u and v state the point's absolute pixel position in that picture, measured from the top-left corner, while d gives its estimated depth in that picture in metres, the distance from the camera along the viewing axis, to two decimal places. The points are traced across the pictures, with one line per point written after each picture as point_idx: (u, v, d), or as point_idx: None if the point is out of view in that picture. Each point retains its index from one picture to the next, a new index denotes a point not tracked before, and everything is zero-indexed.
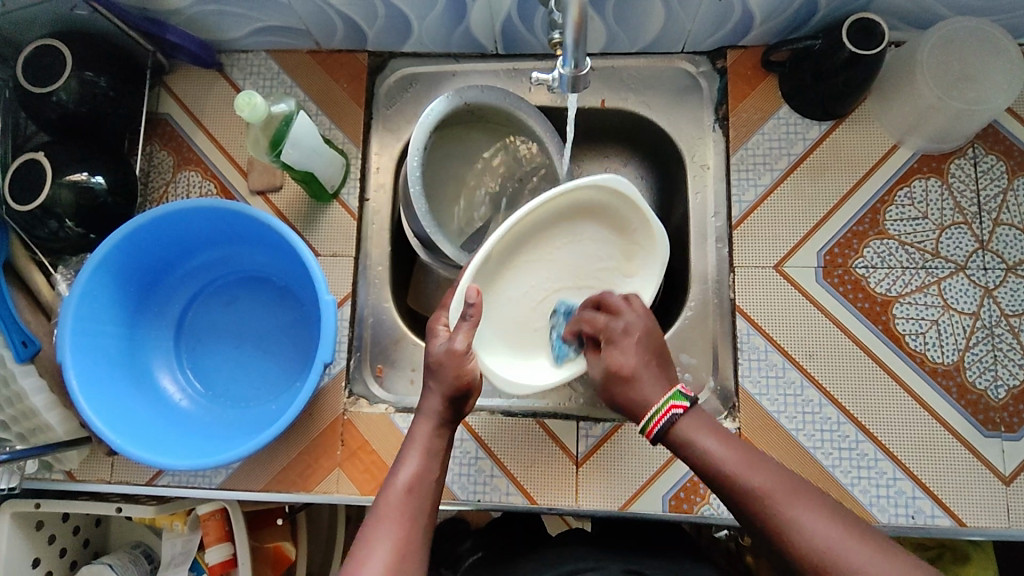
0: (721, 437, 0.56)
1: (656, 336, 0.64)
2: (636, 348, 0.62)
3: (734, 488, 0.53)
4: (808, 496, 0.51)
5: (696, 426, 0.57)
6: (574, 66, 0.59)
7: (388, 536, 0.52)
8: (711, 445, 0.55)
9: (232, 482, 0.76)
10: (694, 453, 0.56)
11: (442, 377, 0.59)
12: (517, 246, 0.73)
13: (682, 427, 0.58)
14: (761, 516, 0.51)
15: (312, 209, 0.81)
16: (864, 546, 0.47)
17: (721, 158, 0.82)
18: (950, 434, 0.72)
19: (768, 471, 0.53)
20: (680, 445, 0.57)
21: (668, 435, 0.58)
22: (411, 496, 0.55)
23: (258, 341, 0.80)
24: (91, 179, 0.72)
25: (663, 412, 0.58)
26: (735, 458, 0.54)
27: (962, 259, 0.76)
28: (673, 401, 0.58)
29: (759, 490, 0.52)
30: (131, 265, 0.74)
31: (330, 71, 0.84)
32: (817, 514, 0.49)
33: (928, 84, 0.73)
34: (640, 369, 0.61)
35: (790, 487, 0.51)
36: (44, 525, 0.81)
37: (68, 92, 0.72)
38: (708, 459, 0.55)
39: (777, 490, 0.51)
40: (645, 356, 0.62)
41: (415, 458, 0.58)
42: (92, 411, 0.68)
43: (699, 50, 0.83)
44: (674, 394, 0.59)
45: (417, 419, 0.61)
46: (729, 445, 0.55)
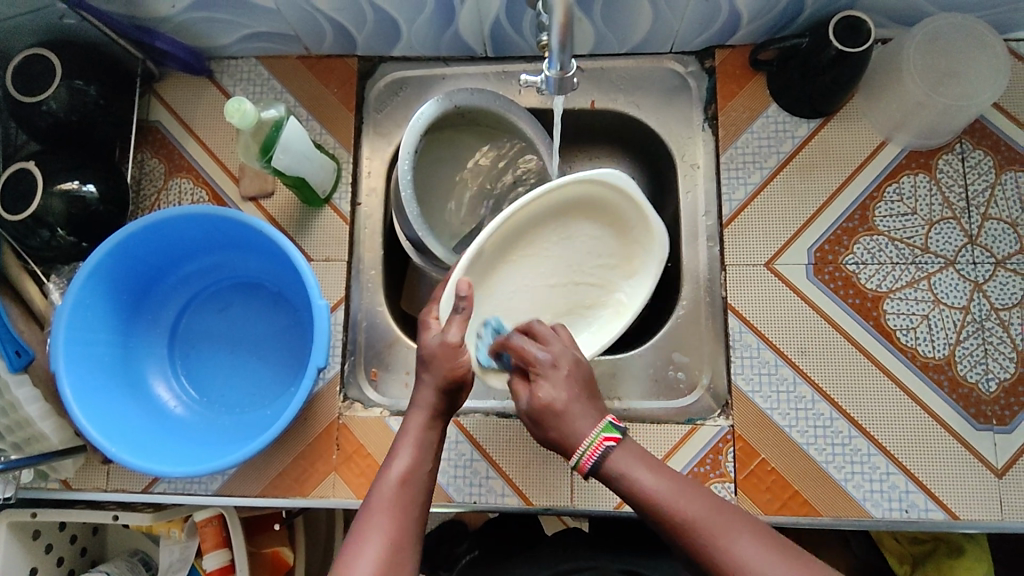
0: (652, 468, 0.54)
1: (586, 372, 0.59)
2: (566, 381, 0.57)
3: (666, 522, 0.51)
4: (741, 528, 0.50)
5: (627, 457, 0.54)
6: (561, 67, 0.59)
7: (381, 527, 0.52)
8: (643, 477, 0.53)
9: (229, 487, 0.76)
10: (624, 484, 0.54)
11: (434, 368, 0.60)
12: (513, 243, 0.73)
13: (612, 461, 0.54)
14: (694, 548, 0.50)
15: (304, 214, 0.81)
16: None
17: (712, 157, 0.83)
18: (943, 428, 0.73)
19: (701, 502, 0.51)
20: (611, 477, 0.55)
21: (600, 469, 0.55)
22: (405, 487, 0.55)
23: (253, 347, 0.80)
24: (82, 188, 0.72)
25: (594, 446, 0.54)
26: (668, 490, 0.52)
27: (952, 253, 0.76)
28: (604, 435, 0.55)
29: (692, 525, 0.50)
30: (125, 272, 0.74)
31: (320, 77, 0.84)
32: (753, 549, 0.48)
33: (914, 81, 0.73)
34: (570, 404, 0.56)
35: (725, 520, 0.50)
36: (41, 535, 0.81)
37: (57, 101, 0.72)
38: (640, 493, 0.53)
39: (710, 523, 0.50)
40: (576, 389, 0.57)
41: (408, 450, 0.58)
42: (87, 419, 0.68)
43: (687, 50, 0.84)
44: (604, 426, 0.55)
45: (410, 410, 0.61)
46: (661, 476, 0.53)
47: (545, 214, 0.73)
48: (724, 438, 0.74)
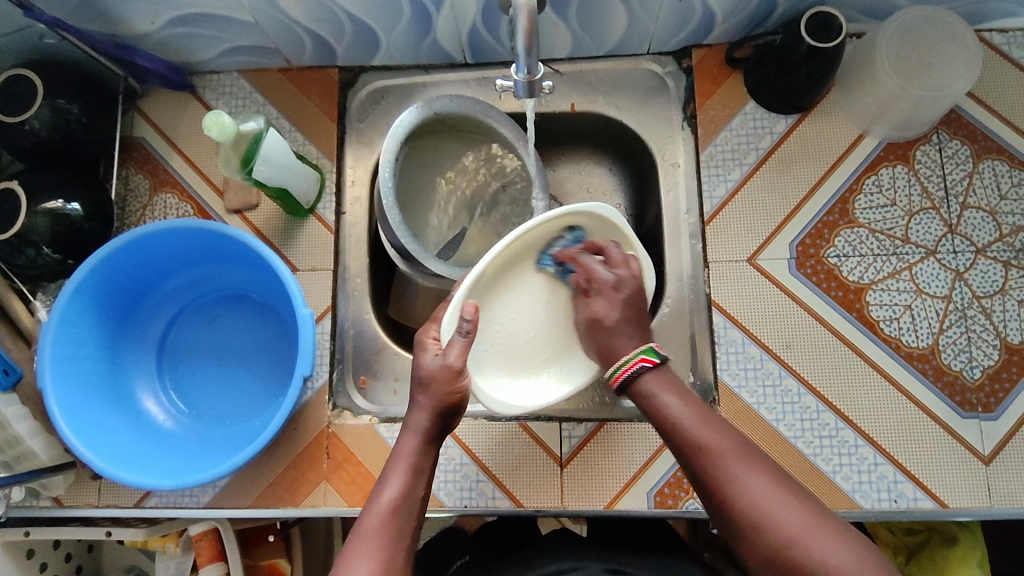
0: (679, 394, 0.60)
1: (643, 296, 0.68)
2: (620, 304, 0.67)
3: (687, 446, 0.57)
4: (753, 461, 0.55)
5: (658, 382, 0.61)
6: (528, 72, 0.60)
7: (370, 554, 0.53)
8: (671, 401, 0.59)
9: (220, 500, 0.76)
10: (655, 405, 0.60)
11: (430, 390, 0.60)
12: (505, 269, 0.70)
13: (644, 388, 0.62)
14: (705, 471, 0.55)
15: (289, 225, 0.82)
16: (798, 505, 0.52)
17: (692, 156, 0.83)
18: (929, 416, 0.73)
19: (718, 431, 0.57)
20: (640, 398, 0.62)
21: (632, 386, 0.63)
22: (395, 515, 0.55)
23: (241, 359, 0.81)
24: (67, 206, 0.72)
25: (631, 363, 0.63)
26: (689, 416, 0.58)
27: (932, 243, 0.77)
28: (642, 357, 0.63)
29: (711, 449, 0.55)
30: (111, 287, 0.75)
31: (301, 88, 0.85)
32: (762, 483, 0.53)
33: (887, 74, 0.74)
34: (619, 324, 0.66)
35: (740, 449, 0.55)
36: (35, 554, 0.81)
37: (40, 120, 0.72)
38: (666, 418, 0.59)
39: (726, 450, 0.55)
40: (630, 318, 0.66)
41: (399, 476, 0.58)
42: (74, 434, 0.68)
43: (665, 51, 0.84)
44: (646, 350, 0.63)
45: (404, 432, 0.61)
46: (688, 403, 0.59)
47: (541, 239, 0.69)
48: None
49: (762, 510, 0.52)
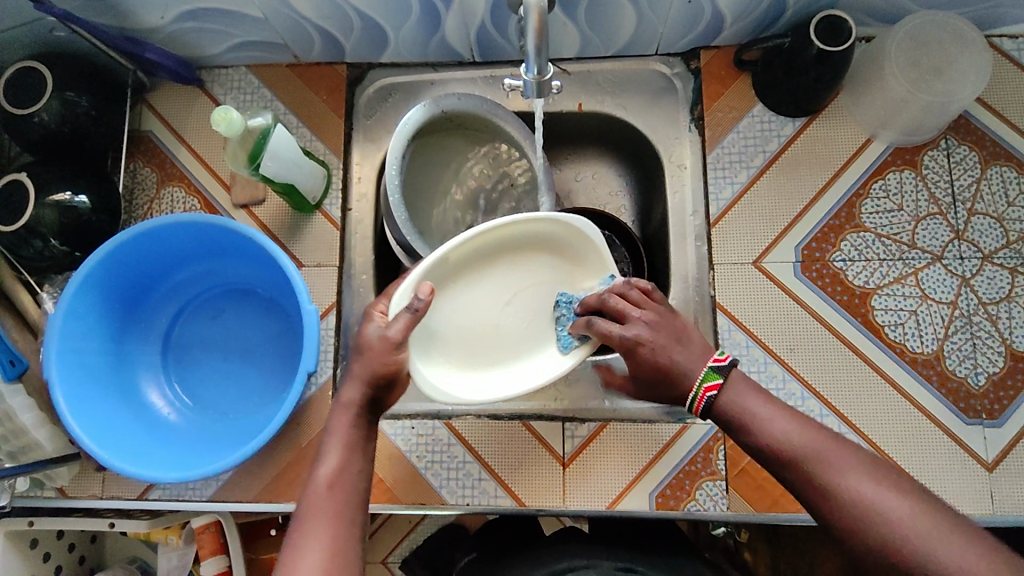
0: (764, 399, 0.55)
1: (675, 328, 0.58)
2: (656, 355, 0.57)
3: (777, 453, 0.53)
4: (848, 456, 0.51)
5: (740, 393, 0.56)
6: (538, 72, 0.60)
7: (317, 535, 0.52)
8: (756, 406, 0.55)
9: (223, 493, 0.76)
10: (737, 419, 0.55)
11: (366, 364, 0.59)
12: (464, 263, 0.70)
13: (724, 405, 0.56)
14: (805, 480, 0.51)
15: (295, 220, 0.82)
16: (898, 497, 0.49)
17: (699, 158, 0.83)
18: (932, 422, 0.73)
19: (807, 431, 0.53)
20: (725, 420, 0.56)
21: (713, 410, 0.56)
22: (334, 490, 0.55)
23: (245, 353, 0.81)
24: (74, 199, 0.73)
25: (700, 396, 0.56)
26: (778, 420, 0.54)
27: (938, 249, 0.77)
28: (706, 383, 0.56)
29: (806, 456, 0.52)
30: (117, 281, 0.75)
31: (309, 84, 0.85)
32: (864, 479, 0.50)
33: (897, 79, 0.74)
34: (675, 365, 0.57)
35: (837, 451, 0.51)
36: (39, 544, 0.81)
37: (49, 112, 0.73)
38: (753, 425, 0.54)
39: (819, 450, 0.52)
40: (672, 350, 0.57)
41: (335, 454, 0.57)
42: (79, 426, 0.68)
43: (673, 52, 0.84)
44: (706, 374, 0.56)
45: (337, 409, 0.60)
46: (774, 408, 0.55)
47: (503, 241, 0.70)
48: (715, 437, 0.75)
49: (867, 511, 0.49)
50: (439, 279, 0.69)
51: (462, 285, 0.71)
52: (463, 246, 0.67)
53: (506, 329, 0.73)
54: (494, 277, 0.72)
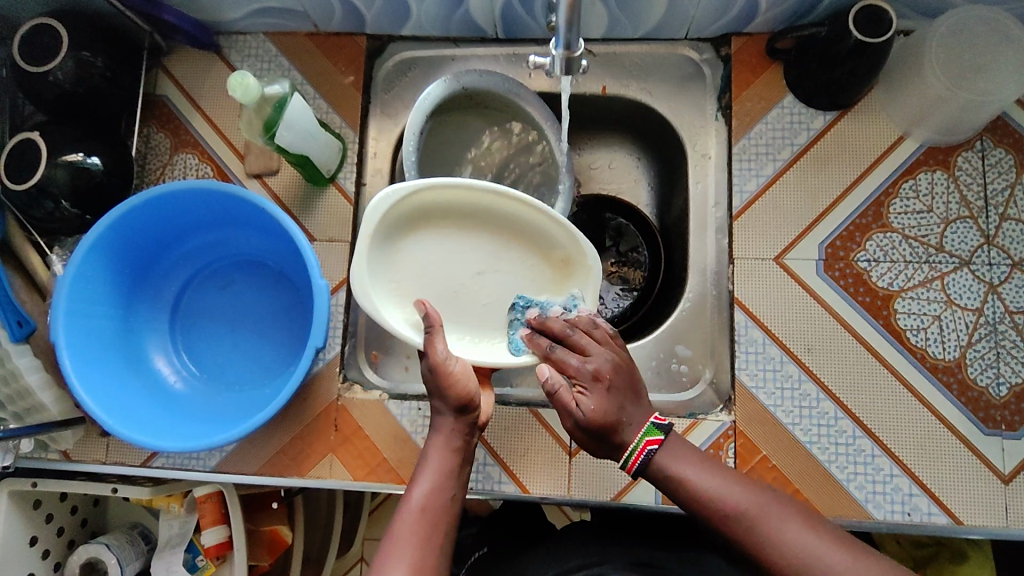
0: (696, 460, 0.57)
1: (631, 376, 0.60)
2: (609, 393, 0.59)
3: (714, 511, 0.54)
4: (782, 507, 0.52)
5: (673, 454, 0.58)
6: (567, 47, 0.57)
7: (405, 557, 0.52)
8: (689, 469, 0.56)
9: (226, 464, 0.76)
10: (673, 482, 0.56)
11: (444, 395, 0.61)
12: (465, 214, 0.70)
13: (660, 461, 0.57)
14: (742, 536, 0.52)
15: (309, 193, 0.81)
16: (834, 547, 0.49)
17: (724, 148, 0.81)
18: (949, 430, 0.71)
19: (740, 487, 0.54)
20: (660, 478, 0.58)
21: (650, 469, 0.58)
22: (425, 514, 0.55)
23: (254, 325, 0.80)
24: (87, 160, 0.71)
25: (639, 450, 0.57)
26: (711, 480, 0.55)
27: (967, 253, 0.74)
28: (647, 437, 0.58)
29: (741, 511, 0.53)
30: (128, 244, 0.74)
31: (328, 54, 0.83)
32: (798, 528, 0.51)
33: (936, 75, 0.71)
34: (618, 412, 0.58)
35: (770, 505, 0.53)
36: (42, 505, 0.82)
37: (64, 71, 0.71)
38: (687, 486, 0.55)
39: (753, 505, 0.53)
40: (620, 398, 0.59)
41: (429, 478, 0.57)
42: (85, 391, 0.68)
43: (703, 37, 0.82)
44: (648, 429, 0.58)
45: (432, 436, 0.61)
46: (706, 468, 0.56)
47: (503, 215, 0.70)
48: (725, 433, 0.73)
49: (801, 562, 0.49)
50: (434, 207, 0.70)
51: (449, 231, 0.71)
52: (467, 193, 0.68)
53: (465, 299, 0.71)
54: (479, 243, 0.71)
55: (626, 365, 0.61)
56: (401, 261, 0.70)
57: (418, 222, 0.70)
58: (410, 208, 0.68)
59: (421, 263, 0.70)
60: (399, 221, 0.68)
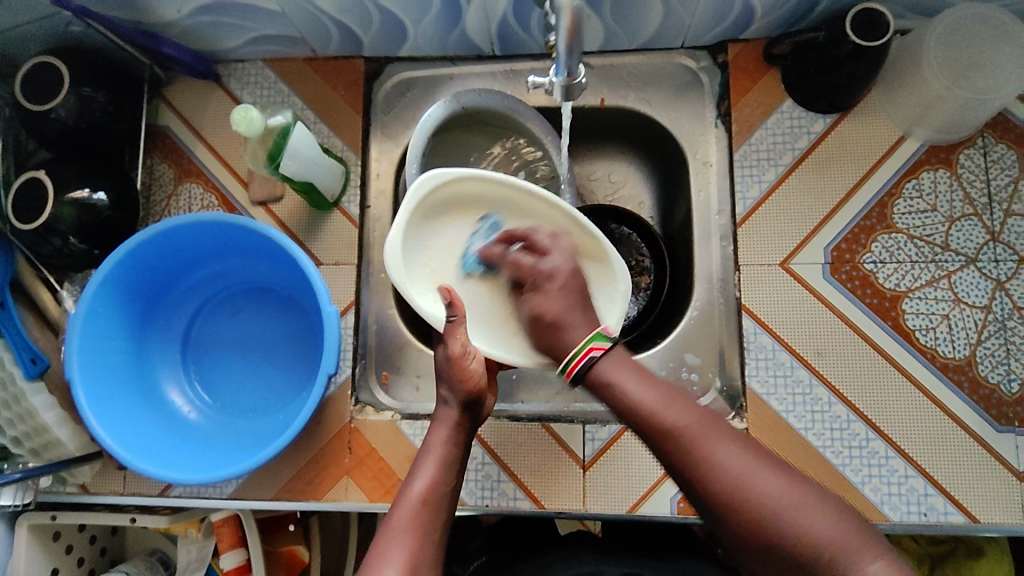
0: (642, 377, 0.56)
1: (581, 277, 0.64)
2: (560, 292, 0.63)
3: (656, 427, 0.52)
4: (728, 436, 0.50)
5: (619, 369, 0.56)
6: (568, 74, 0.58)
7: (403, 544, 0.52)
8: (632, 386, 0.55)
9: (243, 492, 0.76)
10: (614, 394, 0.56)
11: (451, 384, 0.63)
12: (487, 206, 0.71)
13: (600, 370, 0.57)
14: (679, 454, 0.50)
15: (314, 218, 0.81)
16: (778, 481, 0.47)
17: (725, 155, 0.81)
18: (963, 429, 0.71)
19: (684, 407, 0.52)
20: (601, 387, 0.57)
21: (590, 377, 0.58)
22: (426, 504, 0.55)
23: (264, 351, 0.81)
24: (92, 196, 0.72)
25: (582, 354, 0.58)
26: (655, 398, 0.54)
27: (973, 251, 0.74)
28: (593, 344, 0.59)
29: (679, 428, 0.51)
30: (139, 278, 0.75)
31: (326, 78, 0.84)
32: (736, 455, 0.49)
33: (935, 75, 0.71)
34: (565, 313, 0.61)
35: (708, 428, 0.51)
36: (61, 536, 0.82)
37: (67, 108, 0.72)
38: (631, 400, 0.54)
39: (697, 426, 0.51)
40: (571, 298, 0.63)
41: (429, 468, 0.58)
42: (103, 428, 0.68)
43: (699, 45, 0.82)
44: (594, 336, 0.60)
45: (433, 426, 0.63)
46: (651, 387, 0.55)
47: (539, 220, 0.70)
48: None
49: (737, 484, 0.47)
50: (468, 199, 0.71)
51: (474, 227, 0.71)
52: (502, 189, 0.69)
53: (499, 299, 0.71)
54: (512, 243, 0.72)
55: (580, 274, 0.65)
56: (432, 248, 0.71)
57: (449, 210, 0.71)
58: (444, 196, 0.70)
59: (452, 259, 0.71)
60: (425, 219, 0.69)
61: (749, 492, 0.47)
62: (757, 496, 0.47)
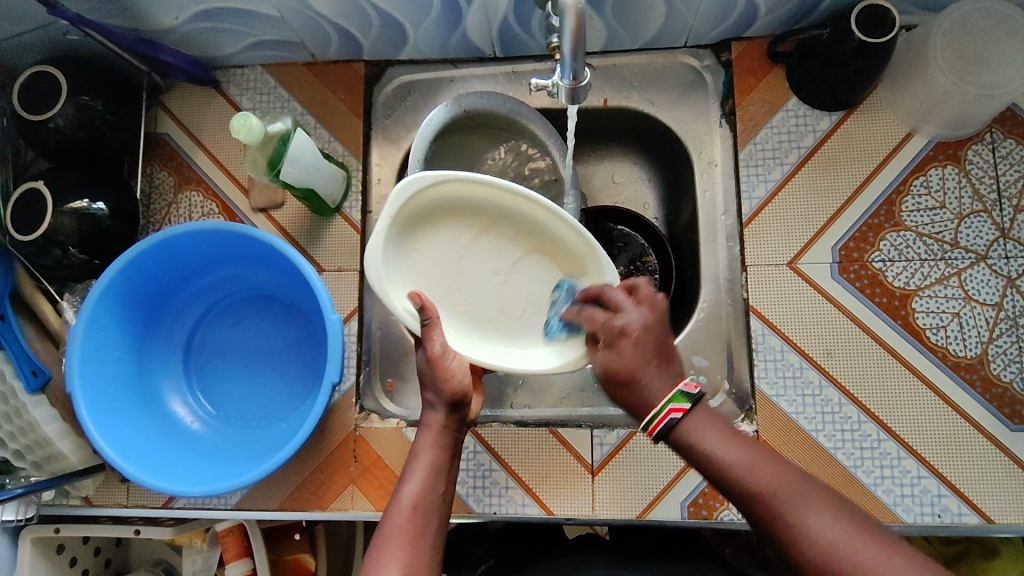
0: (729, 435, 0.53)
1: (662, 334, 0.58)
2: (635, 349, 0.57)
3: (743, 490, 0.50)
4: (818, 496, 0.48)
5: (703, 426, 0.54)
6: (573, 76, 0.57)
7: (396, 556, 0.51)
8: (716, 445, 0.52)
9: (247, 502, 0.76)
10: (698, 455, 0.53)
11: (435, 388, 0.61)
12: (471, 206, 0.69)
13: (686, 432, 0.54)
14: (769, 519, 0.48)
15: (315, 224, 0.80)
16: (877, 547, 0.45)
17: (730, 154, 0.80)
18: (975, 428, 0.70)
19: (773, 468, 0.50)
20: (685, 449, 0.54)
21: (672, 437, 0.54)
22: (418, 513, 0.54)
23: (266, 360, 0.80)
24: (92, 206, 0.71)
25: (662, 416, 0.54)
26: (743, 460, 0.51)
27: (983, 248, 0.73)
28: (672, 405, 0.54)
29: (768, 492, 0.49)
30: (139, 287, 0.74)
31: (326, 83, 0.83)
32: (828, 518, 0.47)
33: (942, 70, 0.70)
34: (641, 368, 0.56)
35: (800, 489, 0.49)
36: (65, 549, 0.81)
37: (65, 117, 0.71)
38: (715, 462, 0.52)
39: (787, 488, 0.49)
40: (646, 355, 0.57)
41: (419, 475, 0.56)
42: (103, 439, 0.68)
43: (702, 44, 0.81)
44: (673, 396, 0.54)
45: (421, 431, 0.60)
46: (737, 444, 0.52)
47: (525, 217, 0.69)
48: None
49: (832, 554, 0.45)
50: (452, 201, 0.68)
51: (457, 227, 0.70)
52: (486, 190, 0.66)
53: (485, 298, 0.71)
54: (500, 242, 0.71)
55: (660, 327, 0.58)
56: (417, 251, 0.69)
57: (435, 214, 0.69)
58: (427, 201, 0.67)
59: (438, 262, 0.70)
60: (409, 226, 0.68)
61: (848, 562, 0.45)
62: (857, 564, 0.44)
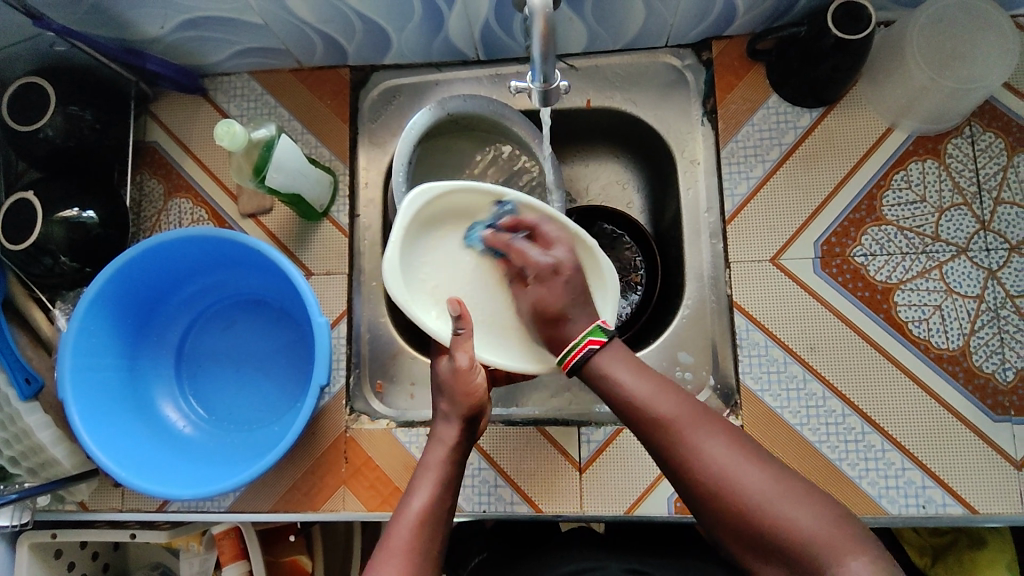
0: (635, 368, 0.56)
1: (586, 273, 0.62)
2: (564, 287, 0.61)
3: (647, 418, 0.53)
4: (715, 427, 0.52)
5: (615, 359, 0.57)
6: (545, 79, 0.58)
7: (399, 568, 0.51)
8: (624, 376, 0.55)
9: (240, 505, 0.76)
10: (607, 383, 0.56)
11: (452, 399, 0.62)
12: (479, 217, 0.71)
13: (598, 364, 0.57)
14: (666, 444, 0.52)
15: (303, 228, 0.81)
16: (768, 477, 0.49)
17: (712, 152, 0.81)
18: (958, 418, 0.71)
19: (675, 401, 0.53)
20: (594, 377, 0.57)
21: (584, 368, 0.58)
22: (423, 525, 0.54)
23: (257, 364, 0.81)
24: (82, 214, 0.72)
25: (579, 347, 0.58)
26: (648, 389, 0.54)
27: (963, 241, 0.74)
28: (589, 338, 0.58)
29: (668, 420, 0.52)
30: (130, 295, 0.75)
31: (312, 89, 0.84)
32: (721, 447, 0.51)
33: (918, 66, 0.71)
34: (568, 306, 0.60)
35: (698, 418, 0.52)
36: (63, 554, 0.82)
37: (54, 127, 0.72)
38: (622, 392, 0.55)
39: (685, 419, 0.52)
40: (572, 295, 0.61)
41: (426, 488, 0.57)
42: (97, 446, 0.69)
43: (683, 43, 0.82)
44: (592, 330, 0.58)
45: (432, 445, 0.61)
46: (644, 376, 0.56)
47: None
48: None
49: (724, 476, 0.49)
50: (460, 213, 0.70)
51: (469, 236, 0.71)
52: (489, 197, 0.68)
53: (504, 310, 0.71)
54: None
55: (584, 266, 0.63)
56: (429, 265, 0.70)
57: (439, 229, 0.70)
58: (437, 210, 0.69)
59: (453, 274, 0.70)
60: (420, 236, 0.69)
61: (737, 487, 0.49)
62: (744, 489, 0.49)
